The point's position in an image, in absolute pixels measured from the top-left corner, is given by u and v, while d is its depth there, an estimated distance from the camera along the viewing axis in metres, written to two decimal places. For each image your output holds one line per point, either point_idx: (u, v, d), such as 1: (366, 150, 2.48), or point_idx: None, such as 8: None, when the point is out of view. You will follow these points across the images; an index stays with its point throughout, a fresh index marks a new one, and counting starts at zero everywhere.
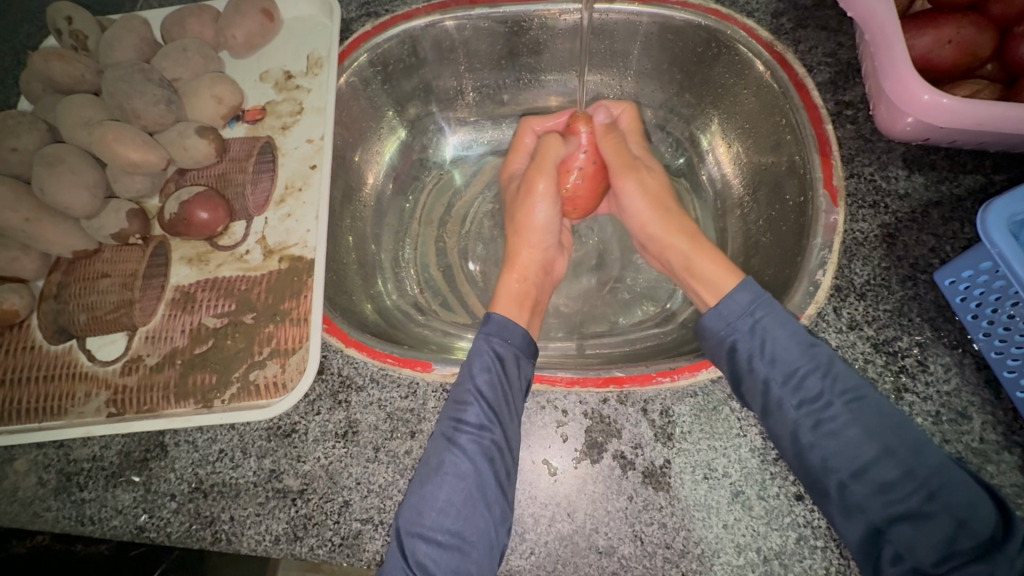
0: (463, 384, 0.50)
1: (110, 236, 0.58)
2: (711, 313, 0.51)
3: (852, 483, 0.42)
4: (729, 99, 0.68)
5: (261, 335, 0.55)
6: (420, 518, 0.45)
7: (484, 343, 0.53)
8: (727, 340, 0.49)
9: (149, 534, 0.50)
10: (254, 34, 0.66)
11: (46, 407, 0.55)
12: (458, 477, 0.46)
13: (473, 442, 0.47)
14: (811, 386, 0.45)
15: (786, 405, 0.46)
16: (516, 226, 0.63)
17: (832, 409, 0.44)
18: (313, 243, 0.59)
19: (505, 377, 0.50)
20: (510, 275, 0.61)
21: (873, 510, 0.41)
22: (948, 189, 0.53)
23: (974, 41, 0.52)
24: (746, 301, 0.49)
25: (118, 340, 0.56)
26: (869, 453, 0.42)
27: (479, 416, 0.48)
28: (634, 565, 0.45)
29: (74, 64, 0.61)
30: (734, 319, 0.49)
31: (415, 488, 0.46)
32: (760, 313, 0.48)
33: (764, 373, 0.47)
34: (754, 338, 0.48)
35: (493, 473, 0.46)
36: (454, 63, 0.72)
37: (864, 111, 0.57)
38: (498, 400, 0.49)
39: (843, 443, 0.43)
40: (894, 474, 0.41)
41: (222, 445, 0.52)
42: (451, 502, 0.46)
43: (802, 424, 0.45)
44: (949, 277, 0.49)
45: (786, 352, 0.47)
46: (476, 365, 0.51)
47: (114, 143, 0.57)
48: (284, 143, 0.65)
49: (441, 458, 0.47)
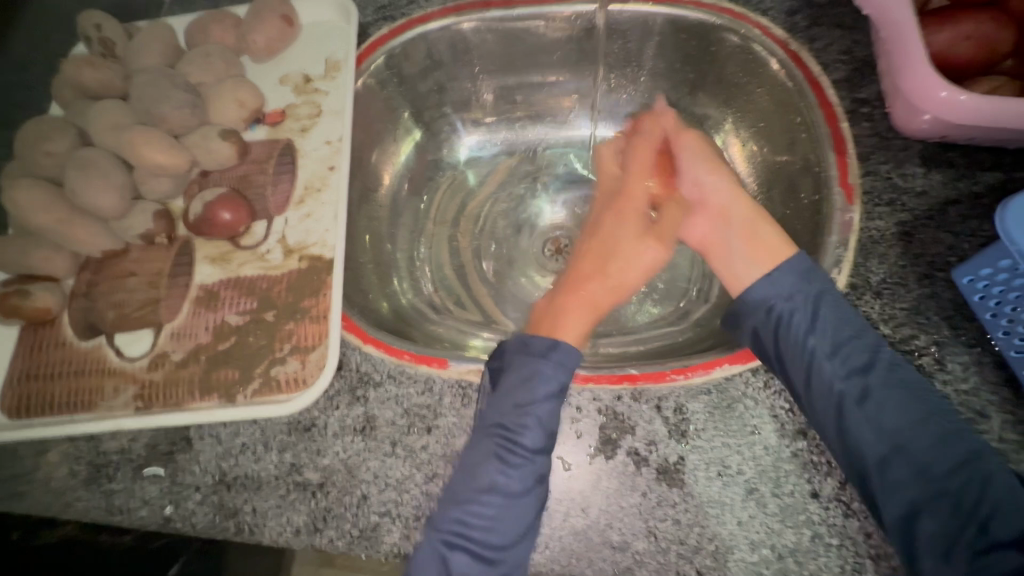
0: (524, 407, 0.47)
1: (138, 236, 0.61)
2: (760, 282, 0.50)
3: (894, 457, 0.42)
4: (743, 98, 0.68)
5: (282, 332, 0.57)
6: (461, 525, 0.45)
7: (550, 368, 0.48)
8: (767, 307, 0.49)
9: (175, 524, 0.52)
10: (274, 39, 0.68)
11: (77, 401, 0.57)
12: (509, 498, 0.45)
13: (526, 467, 0.46)
14: (857, 359, 0.45)
15: (832, 374, 0.45)
16: (591, 247, 0.58)
17: (876, 380, 0.44)
18: (332, 242, 0.61)
19: (565, 404, 0.48)
20: (585, 306, 0.54)
21: (912, 488, 0.41)
22: (967, 187, 0.53)
23: (993, 37, 0.51)
24: (797, 275, 0.49)
25: (144, 337, 0.58)
26: (912, 429, 0.42)
27: (535, 441, 0.47)
28: (648, 560, 0.46)
29: (103, 70, 0.63)
30: (784, 289, 0.49)
31: (460, 500, 0.46)
32: (810, 287, 0.48)
33: (812, 343, 0.46)
34: (806, 309, 0.47)
35: (539, 495, 0.46)
36: (469, 65, 0.73)
37: (880, 108, 0.57)
38: (553, 427, 0.48)
39: (885, 416, 0.43)
40: (935, 453, 0.41)
41: (244, 439, 0.53)
42: (496, 517, 0.45)
43: (847, 395, 0.44)
44: (967, 274, 0.48)
45: (836, 326, 0.46)
46: (538, 391, 0.48)
47: (141, 146, 0.59)
48: (303, 145, 0.66)
49: (492, 478, 0.46)
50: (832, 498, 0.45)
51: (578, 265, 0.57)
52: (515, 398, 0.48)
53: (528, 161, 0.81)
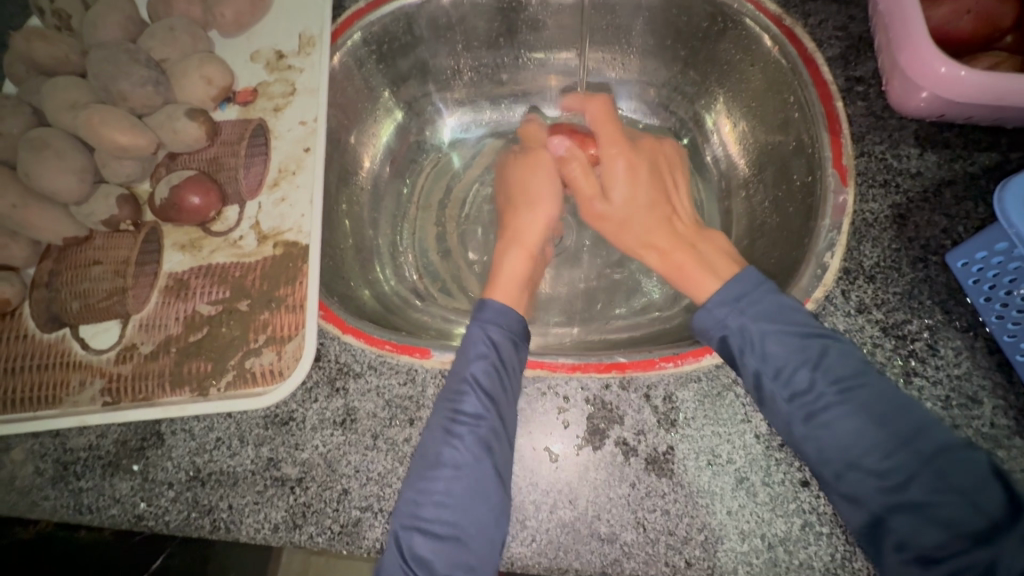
0: (461, 375, 0.48)
1: (101, 222, 0.57)
2: (703, 311, 0.48)
3: (848, 473, 0.40)
4: (735, 76, 0.66)
5: (256, 322, 0.54)
6: (416, 510, 0.44)
7: (479, 330, 0.50)
8: (716, 337, 0.48)
9: (147, 522, 0.50)
10: (243, 12, 0.64)
11: (41, 395, 0.54)
12: (457, 471, 0.44)
13: (471, 432, 0.45)
14: (801, 379, 0.44)
15: (777, 399, 0.44)
16: (525, 210, 0.64)
17: (822, 398, 0.43)
18: (308, 227, 0.58)
19: (502, 363, 0.48)
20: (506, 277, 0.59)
21: (871, 498, 0.39)
22: (962, 168, 0.52)
23: (995, 11, 0.50)
24: (732, 297, 0.48)
25: (112, 328, 0.55)
26: (865, 441, 0.40)
27: (477, 407, 0.46)
28: (637, 552, 0.45)
29: (58, 44, 0.59)
30: (722, 317, 0.48)
31: (413, 484, 0.45)
32: (746, 308, 0.47)
33: (755, 366, 0.45)
34: (743, 335, 0.46)
35: (494, 466, 0.45)
36: (451, 41, 0.70)
37: (876, 86, 0.55)
38: (496, 388, 0.47)
39: (834, 434, 0.41)
40: (889, 462, 0.39)
41: (219, 433, 0.51)
42: (449, 495, 0.44)
43: (793, 417, 0.43)
44: (961, 258, 0.47)
45: (774, 348, 0.45)
46: (472, 356, 0.48)
47: (100, 126, 0.56)
48: (277, 126, 0.63)
49: (439, 454, 0.45)
50: (824, 487, 0.45)
51: (511, 223, 0.65)
52: (455, 370, 0.49)
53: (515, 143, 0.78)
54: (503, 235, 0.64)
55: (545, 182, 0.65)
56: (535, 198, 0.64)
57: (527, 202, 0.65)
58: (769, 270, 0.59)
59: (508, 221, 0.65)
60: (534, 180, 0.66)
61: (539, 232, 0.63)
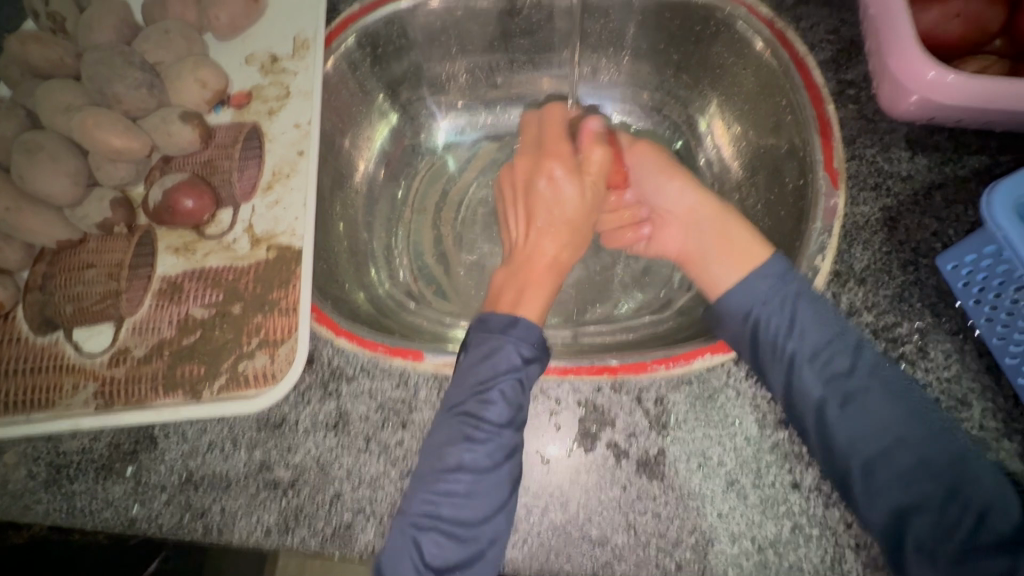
0: (486, 382, 0.46)
1: (94, 225, 0.57)
2: (736, 289, 0.49)
3: (875, 466, 0.41)
4: (728, 80, 0.66)
5: (249, 325, 0.54)
6: (428, 509, 0.44)
7: (510, 345, 0.48)
8: (750, 320, 0.47)
9: (140, 526, 0.50)
10: (238, 16, 0.65)
11: (33, 399, 0.54)
12: (476, 475, 0.44)
13: (492, 441, 0.45)
14: (839, 365, 0.45)
15: (814, 381, 0.44)
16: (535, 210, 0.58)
17: (858, 385, 0.44)
18: (301, 231, 0.58)
19: (529, 377, 0.47)
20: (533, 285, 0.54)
21: (892, 496, 0.41)
22: (952, 171, 0.52)
23: (984, 15, 0.50)
24: (775, 281, 0.48)
25: (105, 331, 0.55)
26: (894, 435, 0.42)
27: (500, 415, 0.46)
28: (628, 554, 0.45)
29: (52, 47, 0.59)
30: (760, 296, 0.48)
31: (427, 483, 0.45)
32: (792, 291, 0.47)
33: (793, 348, 0.45)
34: (785, 315, 0.46)
35: (510, 471, 0.45)
36: (445, 45, 0.70)
37: (866, 90, 0.56)
38: (526, 396, 0.47)
39: (863, 428, 0.43)
40: (912, 461, 0.41)
41: (212, 436, 0.51)
42: (469, 494, 0.44)
43: (827, 402, 0.44)
44: (951, 261, 0.48)
45: (812, 332, 0.46)
46: (500, 365, 0.47)
47: (94, 130, 0.56)
48: (271, 129, 0.63)
49: (458, 457, 0.45)
50: (813, 489, 0.45)
51: (527, 227, 0.58)
52: (477, 375, 0.47)
53: (509, 146, 0.78)
54: (518, 245, 0.58)
55: (564, 180, 0.59)
56: (550, 198, 0.58)
57: (541, 202, 0.58)
58: None
59: (526, 225, 0.59)
60: (546, 181, 0.59)
61: (557, 244, 0.57)
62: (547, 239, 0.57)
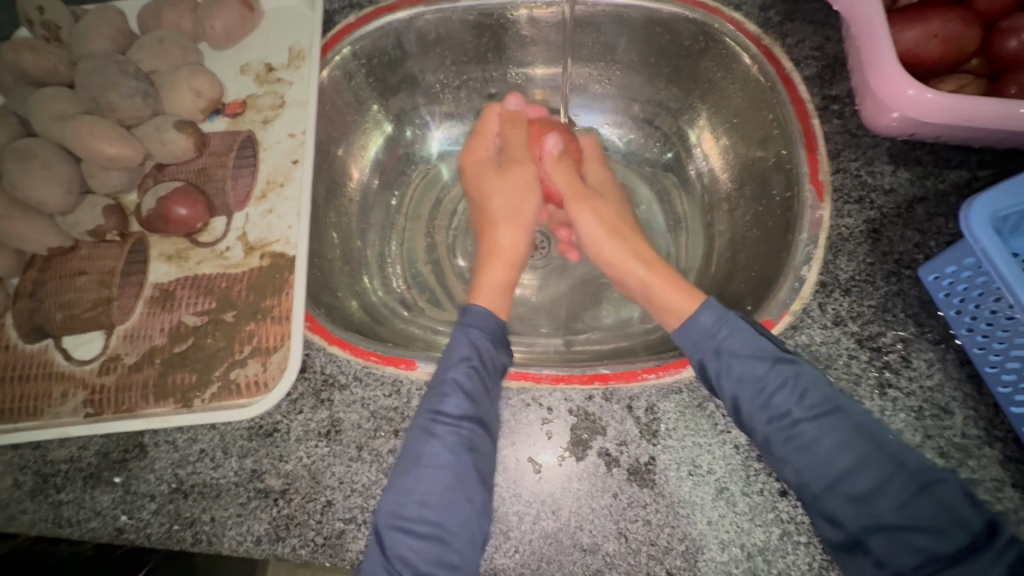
0: (442, 375, 0.49)
1: (86, 232, 0.57)
2: (681, 330, 0.51)
3: (827, 495, 0.42)
4: (716, 93, 0.68)
5: (242, 333, 0.54)
6: (398, 508, 0.44)
7: (462, 335, 0.52)
8: (696, 360, 0.49)
9: (128, 535, 0.49)
10: (233, 25, 0.65)
11: (22, 407, 0.54)
12: (437, 468, 0.45)
13: (451, 433, 0.46)
14: (780, 404, 0.45)
15: (756, 422, 0.45)
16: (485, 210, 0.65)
17: (799, 422, 0.44)
18: (294, 239, 0.58)
19: (483, 365, 0.50)
20: (494, 261, 0.62)
21: (850, 520, 0.41)
22: (933, 184, 0.53)
23: (962, 36, 0.52)
24: (714, 320, 0.49)
25: (95, 339, 0.55)
26: (844, 464, 0.42)
27: (457, 407, 0.47)
28: (618, 562, 0.45)
29: (46, 55, 0.59)
30: (700, 340, 0.49)
31: (394, 482, 0.45)
32: (726, 332, 0.48)
33: (732, 391, 0.46)
34: (720, 358, 0.47)
35: (473, 465, 0.46)
36: (439, 56, 0.71)
37: (851, 105, 0.57)
38: (476, 389, 0.48)
39: (815, 457, 0.43)
40: (870, 484, 0.41)
41: (202, 445, 0.51)
42: (429, 493, 0.45)
43: (773, 439, 0.44)
44: (933, 273, 0.49)
45: (751, 374, 0.46)
46: (454, 356, 0.50)
47: (87, 138, 0.56)
48: (265, 137, 0.63)
49: (420, 451, 0.46)
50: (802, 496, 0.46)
51: (491, 216, 0.64)
52: (436, 371, 0.50)
53: None
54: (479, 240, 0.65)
55: (499, 176, 0.65)
56: (489, 195, 0.65)
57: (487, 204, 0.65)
58: (749, 283, 0.61)
59: (484, 220, 0.66)
60: (483, 184, 0.66)
61: (512, 238, 0.63)
62: (500, 233, 0.63)
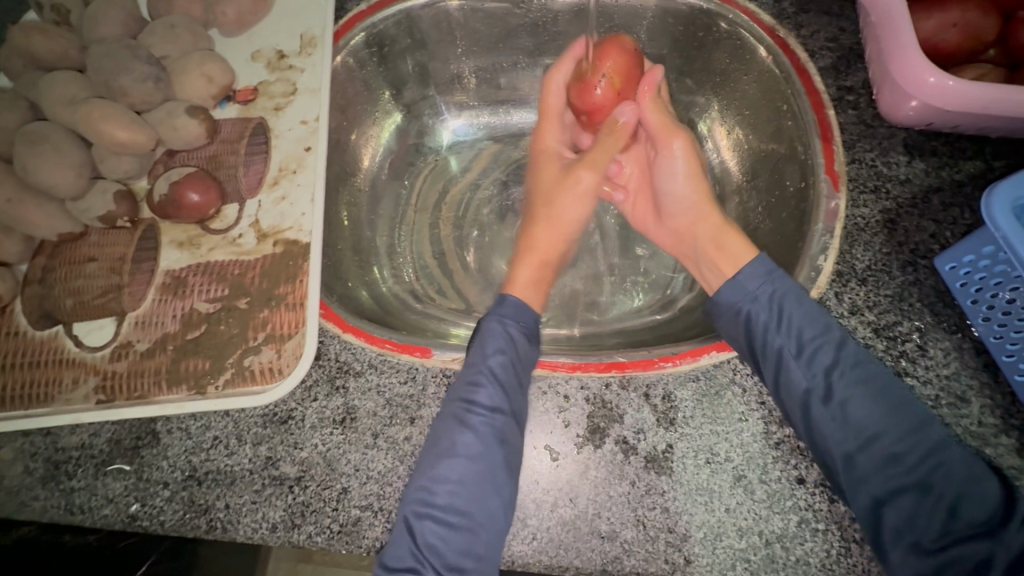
0: (475, 364, 0.48)
1: (97, 219, 0.56)
2: (727, 287, 0.49)
3: (859, 455, 0.42)
4: (729, 85, 0.68)
5: (255, 320, 0.54)
6: (429, 496, 0.44)
7: (496, 324, 0.51)
8: (742, 314, 0.48)
9: (141, 523, 0.49)
10: (245, 11, 0.65)
11: (33, 394, 0.53)
12: (470, 459, 0.45)
13: (484, 423, 0.46)
14: (823, 359, 0.45)
15: (797, 376, 0.45)
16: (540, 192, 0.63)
17: (843, 379, 0.44)
18: (309, 226, 0.58)
19: (518, 357, 0.49)
20: (529, 256, 0.59)
21: (875, 482, 0.41)
22: (948, 176, 0.54)
23: (979, 25, 0.52)
24: (763, 273, 0.49)
25: (107, 325, 0.55)
26: (877, 427, 0.42)
27: (491, 398, 0.47)
28: (637, 549, 0.45)
29: (56, 39, 0.59)
30: (748, 293, 0.48)
31: (425, 469, 0.45)
32: (776, 287, 0.48)
33: (780, 343, 0.46)
34: (771, 310, 0.47)
35: (505, 458, 0.45)
36: (452, 45, 0.71)
37: (866, 96, 0.57)
38: (511, 383, 0.47)
39: (852, 416, 0.43)
40: (898, 448, 0.41)
41: (216, 432, 0.51)
42: (461, 481, 0.44)
43: (813, 395, 0.44)
44: (949, 262, 0.49)
45: (803, 327, 0.46)
46: (488, 347, 0.49)
47: (99, 122, 0.55)
48: (277, 125, 0.63)
49: (453, 441, 0.45)
50: (819, 484, 0.46)
51: (531, 210, 0.63)
52: (468, 360, 0.49)
53: (513, 147, 0.79)
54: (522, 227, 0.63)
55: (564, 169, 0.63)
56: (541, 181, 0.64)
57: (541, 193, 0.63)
58: None
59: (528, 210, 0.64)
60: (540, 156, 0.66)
61: (548, 231, 0.61)
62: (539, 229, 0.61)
